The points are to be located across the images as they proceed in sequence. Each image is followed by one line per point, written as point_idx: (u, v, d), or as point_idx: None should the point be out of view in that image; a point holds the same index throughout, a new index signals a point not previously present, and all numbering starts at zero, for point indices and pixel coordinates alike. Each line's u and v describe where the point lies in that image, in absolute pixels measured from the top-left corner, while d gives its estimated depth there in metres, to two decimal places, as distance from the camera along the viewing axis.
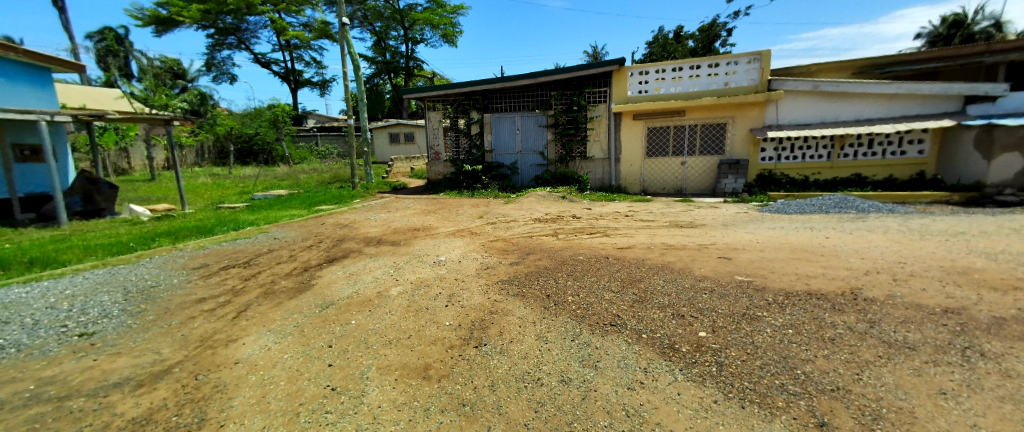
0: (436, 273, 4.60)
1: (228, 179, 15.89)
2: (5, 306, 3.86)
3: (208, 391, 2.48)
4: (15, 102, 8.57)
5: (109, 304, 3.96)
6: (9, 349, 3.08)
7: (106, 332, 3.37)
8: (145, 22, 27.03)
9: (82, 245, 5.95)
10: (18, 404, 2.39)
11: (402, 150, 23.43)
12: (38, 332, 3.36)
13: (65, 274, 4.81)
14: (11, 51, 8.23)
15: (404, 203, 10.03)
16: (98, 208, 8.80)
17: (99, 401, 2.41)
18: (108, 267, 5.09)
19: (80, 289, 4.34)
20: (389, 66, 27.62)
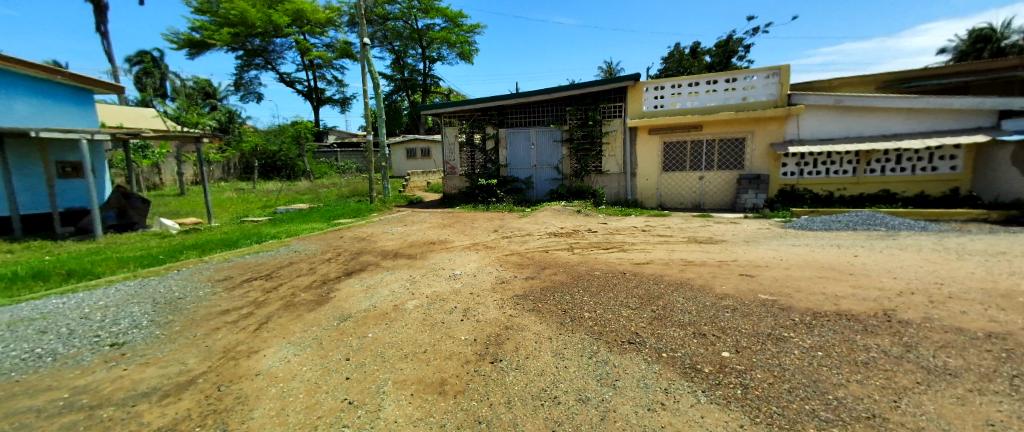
0: (451, 287, 4.62)
1: (252, 193, 16.35)
2: (42, 316, 4.03)
3: (230, 403, 2.53)
4: (59, 123, 9.11)
5: (139, 315, 4.10)
6: (46, 358, 3.21)
7: (135, 343, 3.48)
8: (179, 45, 28.47)
9: (115, 257, 6.18)
10: (53, 411, 2.48)
11: (418, 166, 23.84)
12: (73, 341, 3.50)
13: (99, 285, 5.02)
14: (56, 74, 8.81)
15: (420, 217, 10.16)
16: (130, 222, 9.16)
17: (127, 410, 2.48)
18: (139, 279, 5.29)
19: (112, 299, 4.51)
20: (407, 84, 28.39)
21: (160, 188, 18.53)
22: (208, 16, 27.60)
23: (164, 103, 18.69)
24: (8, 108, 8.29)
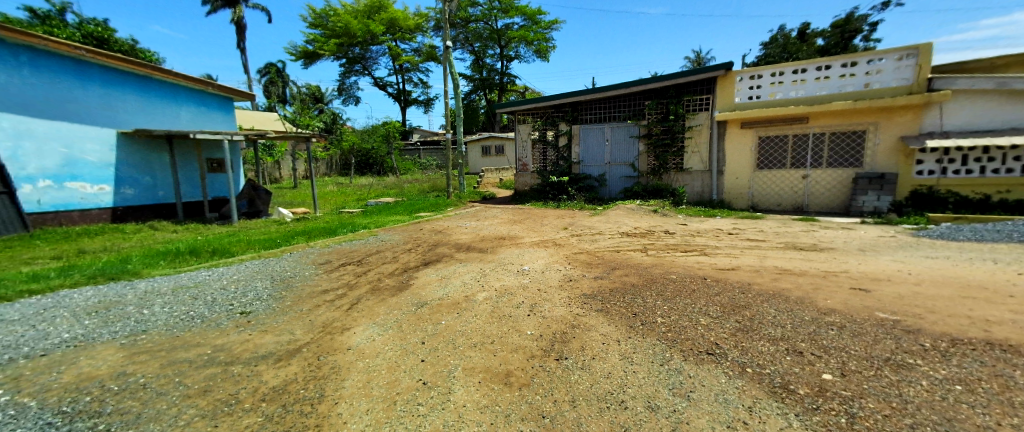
0: (519, 281, 4.71)
1: (349, 187, 18.19)
2: (195, 284, 4.96)
3: (327, 371, 2.89)
4: (208, 126, 11.03)
5: (261, 289, 4.83)
6: (197, 319, 3.94)
7: (258, 312, 4.12)
8: (296, 57, 32.63)
9: (246, 240, 7.34)
10: (201, 363, 3.05)
11: (493, 162, 24.49)
12: (215, 307, 4.25)
13: (234, 263, 6.01)
14: (207, 85, 10.64)
15: (493, 213, 10.43)
16: (257, 210, 10.77)
17: (251, 368, 2.96)
18: (262, 259, 6.23)
19: (242, 275, 5.38)
20: (485, 83, 29.30)
21: (278, 181, 21.52)
22: (319, 30, 31.12)
23: (283, 108, 21.56)
24: (174, 114, 10.26)
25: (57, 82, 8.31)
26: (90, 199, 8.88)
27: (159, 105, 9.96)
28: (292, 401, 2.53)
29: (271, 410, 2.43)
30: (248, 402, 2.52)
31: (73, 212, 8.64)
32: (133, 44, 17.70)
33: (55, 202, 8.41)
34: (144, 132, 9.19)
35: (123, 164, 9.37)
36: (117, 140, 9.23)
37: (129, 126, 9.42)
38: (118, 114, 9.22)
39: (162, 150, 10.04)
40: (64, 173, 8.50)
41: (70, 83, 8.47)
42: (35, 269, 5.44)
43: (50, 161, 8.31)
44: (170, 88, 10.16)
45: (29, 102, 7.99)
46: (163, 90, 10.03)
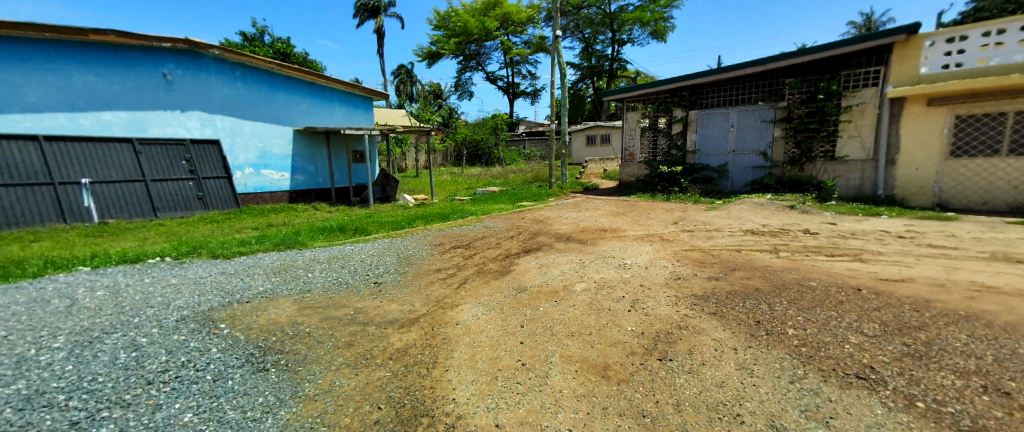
0: (621, 275, 4.55)
1: (460, 177, 19.44)
2: (340, 255, 5.84)
3: (439, 341, 3.18)
4: (352, 123, 12.79)
5: (388, 264, 5.49)
6: (344, 284, 4.65)
7: (388, 283, 4.69)
8: (422, 57, 35.94)
9: (377, 221, 8.39)
10: (347, 320, 3.60)
11: (597, 152, 23.88)
12: (355, 276, 4.96)
13: (369, 240, 6.92)
14: (354, 88, 12.39)
15: (595, 204, 10.21)
16: (387, 197, 12.15)
17: (382, 331, 3.39)
18: (390, 238, 7.07)
19: (376, 250, 6.18)
20: (593, 71, 28.61)
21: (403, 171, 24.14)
22: (441, 31, 33.57)
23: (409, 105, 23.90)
24: (330, 113, 12.09)
25: (257, 91, 10.30)
26: (276, 183, 10.83)
27: (321, 106, 11.80)
28: (410, 364, 2.85)
29: (395, 369, 2.79)
30: (380, 359, 2.93)
31: (265, 194, 10.60)
32: (305, 55, 21.21)
33: (256, 185, 10.40)
34: (311, 129, 11.00)
35: (298, 156, 11.27)
36: (294, 136, 11.14)
37: (302, 125, 11.30)
38: (295, 115, 11.12)
39: (323, 144, 11.87)
40: (260, 162, 10.47)
41: (265, 91, 10.44)
42: (242, 236, 6.94)
43: (252, 154, 10.33)
44: (329, 91, 11.98)
45: (241, 107, 10.04)
46: (324, 93, 11.86)
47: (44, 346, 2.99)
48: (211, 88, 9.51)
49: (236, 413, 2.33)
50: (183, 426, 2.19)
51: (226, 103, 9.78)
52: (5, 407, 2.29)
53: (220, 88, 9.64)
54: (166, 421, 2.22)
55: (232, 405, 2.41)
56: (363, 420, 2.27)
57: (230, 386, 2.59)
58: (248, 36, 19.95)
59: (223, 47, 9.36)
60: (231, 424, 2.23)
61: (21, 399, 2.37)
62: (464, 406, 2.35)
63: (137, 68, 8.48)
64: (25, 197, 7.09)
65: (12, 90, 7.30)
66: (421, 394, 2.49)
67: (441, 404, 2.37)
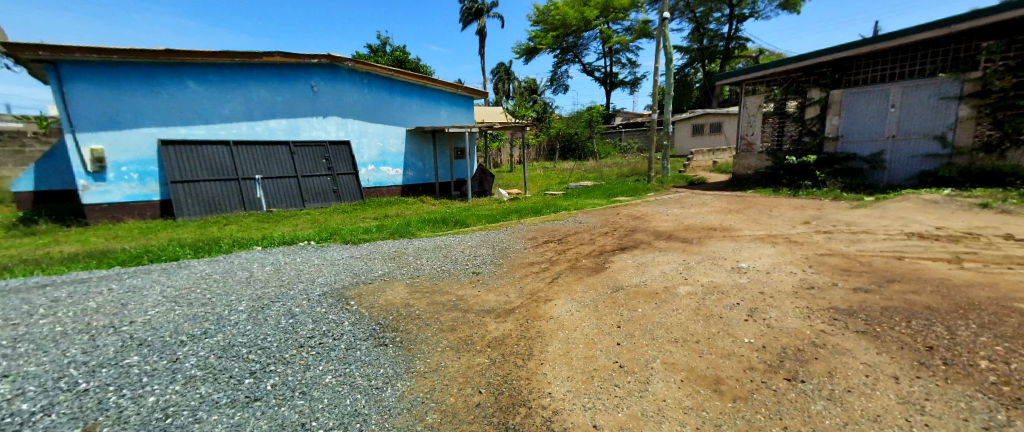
0: (735, 280, 4.07)
1: (553, 171, 19.39)
2: (441, 245, 6.19)
3: (534, 334, 3.16)
4: (454, 121, 13.57)
5: (484, 255, 5.66)
6: (446, 272, 4.91)
7: (485, 274, 4.83)
8: (520, 54, 36.66)
9: (474, 215, 8.72)
10: (450, 306, 3.77)
11: (706, 142, 21.94)
12: (455, 265, 5.19)
13: (466, 232, 7.24)
14: (458, 87, 13.12)
15: (702, 200, 9.38)
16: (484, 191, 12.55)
17: (482, 319, 3.49)
18: (485, 231, 7.31)
19: (474, 242, 6.44)
20: (705, 53, 26.46)
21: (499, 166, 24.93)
22: (540, 25, 33.65)
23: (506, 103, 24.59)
24: (437, 113, 12.93)
25: (380, 96, 11.37)
26: (391, 179, 11.86)
27: (430, 107, 12.68)
28: (506, 353, 2.88)
29: (493, 357, 2.84)
30: (479, 345, 3.01)
31: (383, 188, 11.68)
32: (417, 61, 23.03)
33: (376, 180, 11.50)
34: (421, 129, 11.87)
35: (409, 154, 12.23)
36: (408, 136, 12.11)
37: (415, 125, 12.25)
38: (408, 115, 12.08)
39: (430, 142, 12.71)
40: (380, 160, 11.54)
41: (385, 95, 11.47)
42: (365, 225, 7.80)
43: (374, 152, 11.41)
44: (437, 92, 12.80)
45: (368, 111, 11.16)
46: (432, 94, 12.71)
47: (231, 308, 3.64)
48: (346, 95, 10.72)
49: (362, 381, 2.59)
50: (324, 386, 2.51)
51: (357, 108, 10.95)
52: (207, 354, 2.85)
53: (352, 95, 10.82)
54: (311, 381, 2.56)
55: (359, 372, 2.69)
56: (466, 402, 2.34)
57: (359, 355, 2.89)
58: (371, 47, 22.42)
59: (356, 59, 10.50)
60: (361, 390, 2.49)
61: (219, 349, 2.92)
62: (560, 402, 2.30)
63: (293, 82, 9.94)
64: (224, 193, 9.01)
65: (212, 105, 9.08)
66: (517, 384, 2.50)
67: (537, 397, 2.35)
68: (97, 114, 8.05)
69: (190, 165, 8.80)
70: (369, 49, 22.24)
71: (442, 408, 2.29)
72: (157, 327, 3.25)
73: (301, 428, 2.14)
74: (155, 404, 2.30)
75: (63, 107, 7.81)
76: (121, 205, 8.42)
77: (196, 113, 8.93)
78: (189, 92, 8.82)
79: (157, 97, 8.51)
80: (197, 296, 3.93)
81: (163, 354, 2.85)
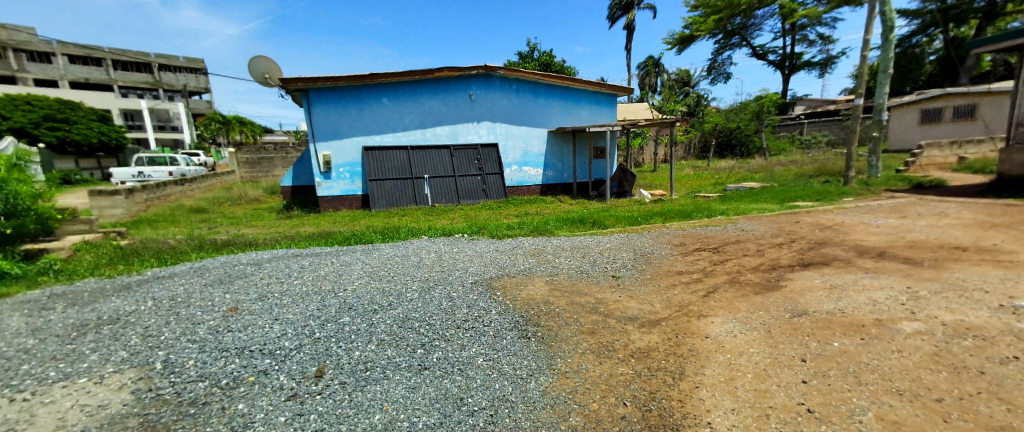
0: (1004, 324, 2.90)
1: (707, 171, 17.47)
2: (580, 246, 6.04)
3: (687, 352, 2.75)
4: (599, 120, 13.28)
5: (625, 259, 5.30)
6: (585, 272, 4.71)
7: (626, 279, 4.49)
8: (673, 44, 33.86)
9: (615, 216, 8.32)
10: (590, 308, 3.57)
11: (950, 132, 15.66)
12: (593, 266, 4.96)
13: (605, 233, 6.94)
14: (604, 86, 12.76)
15: (936, 209, 7.17)
16: (623, 191, 11.93)
17: (624, 326, 3.19)
18: (626, 233, 6.90)
19: (615, 244, 6.10)
20: (949, 15, 19.73)
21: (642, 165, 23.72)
22: (698, 11, 30.60)
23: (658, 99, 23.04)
24: (581, 113, 12.87)
25: (528, 100, 11.82)
26: (532, 179, 12.28)
27: (573, 107, 12.67)
28: (655, 368, 2.56)
29: (638, 369, 2.55)
30: (622, 353, 2.75)
31: (523, 187, 12.19)
32: (563, 63, 23.39)
33: (517, 180, 12.05)
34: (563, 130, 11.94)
35: (549, 153, 12.46)
36: (550, 137, 12.35)
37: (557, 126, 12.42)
38: (552, 117, 12.29)
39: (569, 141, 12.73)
40: (522, 160, 12.06)
41: (532, 99, 11.87)
42: (509, 221, 8.16)
43: (517, 153, 11.96)
44: (581, 92, 12.72)
45: (516, 115, 11.73)
46: (576, 94, 12.68)
47: (407, 286, 4.13)
48: (498, 102, 11.44)
49: (510, 369, 2.59)
50: (476, 368, 2.59)
51: (507, 113, 11.60)
52: (391, 323, 3.26)
53: (503, 100, 11.49)
54: (466, 361, 2.68)
55: (507, 360, 2.70)
56: (610, 411, 2.14)
57: (505, 344, 2.92)
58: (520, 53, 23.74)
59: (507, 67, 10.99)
60: (508, 378, 2.49)
61: (400, 320, 3.32)
62: None
63: (455, 93, 11.07)
64: (404, 190, 10.50)
65: (395, 116, 10.69)
66: (668, 404, 2.18)
67: (696, 425, 2.01)
68: (327, 127, 10.22)
69: (380, 167, 10.48)
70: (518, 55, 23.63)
71: (585, 411, 2.15)
72: (361, 295, 3.87)
73: (459, 403, 2.23)
74: (355, 359, 2.70)
75: (310, 124, 10.09)
76: (338, 198, 10.49)
77: (385, 124, 10.63)
78: (381, 107, 10.52)
79: (360, 112, 10.38)
80: (385, 273, 4.59)
81: (364, 318, 3.36)
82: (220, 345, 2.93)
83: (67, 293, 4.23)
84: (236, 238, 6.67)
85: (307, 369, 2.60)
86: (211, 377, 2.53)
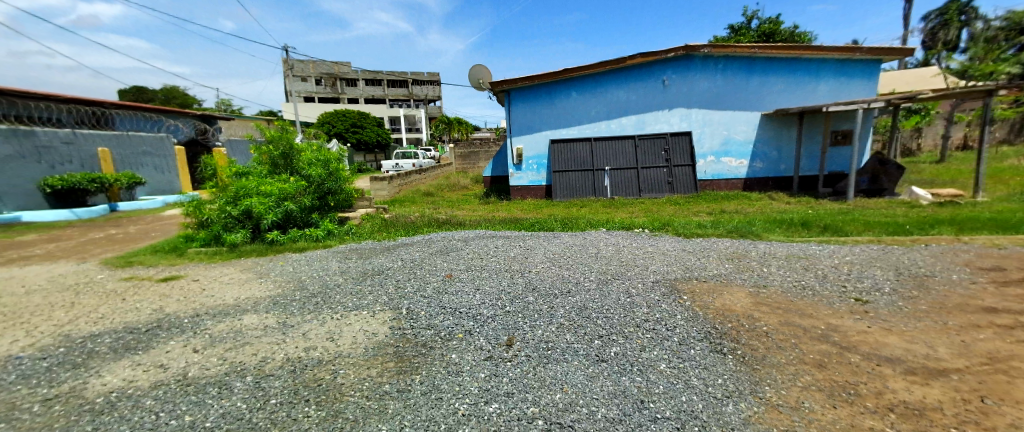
0: None
1: None
2: (806, 255, 4.76)
3: (1004, 427, 1.75)
4: (846, 96, 10.25)
5: (882, 279, 3.88)
6: (808, 289, 3.65)
7: (880, 306, 3.26)
8: None
9: (862, 219, 6.29)
10: (816, 335, 2.70)
11: None
12: (825, 283, 3.80)
13: (847, 242, 5.32)
14: (855, 50, 9.78)
15: None
16: (880, 188, 9.06)
17: (875, 366, 2.27)
18: (883, 245, 5.12)
19: (857, 258, 4.59)
20: None
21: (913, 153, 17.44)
22: None
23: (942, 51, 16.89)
24: (814, 88, 10.23)
25: (736, 79, 10.21)
26: (733, 171, 10.62)
27: (802, 82, 10.22)
28: None
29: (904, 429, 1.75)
30: (872, 403, 1.94)
31: (721, 181, 10.67)
32: (794, 30, 19.06)
33: (713, 172, 10.65)
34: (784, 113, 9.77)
35: (760, 141, 10.50)
36: (761, 121, 10.38)
37: (774, 107, 10.31)
38: (767, 97, 10.28)
39: (792, 126, 10.37)
40: (722, 150, 10.57)
41: (741, 78, 10.20)
42: (698, 219, 7.18)
43: (716, 142, 10.55)
44: (816, 62, 10.09)
45: (718, 98, 10.33)
46: (808, 65, 10.13)
47: (585, 276, 4.04)
48: (697, 85, 10.29)
49: (701, 383, 2.17)
50: (659, 373, 2.28)
51: (706, 96, 10.33)
52: (570, 309, 3.22)
53: (704, 82, 10.27)
54: (648, 363, 2.39)
55: (697, 373, 2.27)
56: None
57: (692, 354, 2.48)
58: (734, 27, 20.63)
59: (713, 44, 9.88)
60: (701, 393, 2.08)
61: (579, 308, 3.24)
62: None
63: (648, 79, 10.39)
64: (586, 182, 10.50)
65: (584, 108, 10.75)
66: None
67: None
68: (523, 124, 11.05)
69: (565, 159, 10.73)
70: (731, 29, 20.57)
71: None
72: (545, 279, 3.97)
73: (641, 406, 1.98)
74: (538, 337, 2.75)
75: (508, 122, 11.10)
76: (526, 188, 11.25)
77: (574, 117, 10.83)
78: (570, 101, 10.75)
79: (551, 107, 10.84)
80: (567, 261, 4.61)
81: (547, 300, 3.42)
82: (436, 303, 3.45)
83: (354, 249, 5.75)
84: (443, 218, 7.92)
85: (501, 337, 2.78)
86: (436, 328, 2.96)
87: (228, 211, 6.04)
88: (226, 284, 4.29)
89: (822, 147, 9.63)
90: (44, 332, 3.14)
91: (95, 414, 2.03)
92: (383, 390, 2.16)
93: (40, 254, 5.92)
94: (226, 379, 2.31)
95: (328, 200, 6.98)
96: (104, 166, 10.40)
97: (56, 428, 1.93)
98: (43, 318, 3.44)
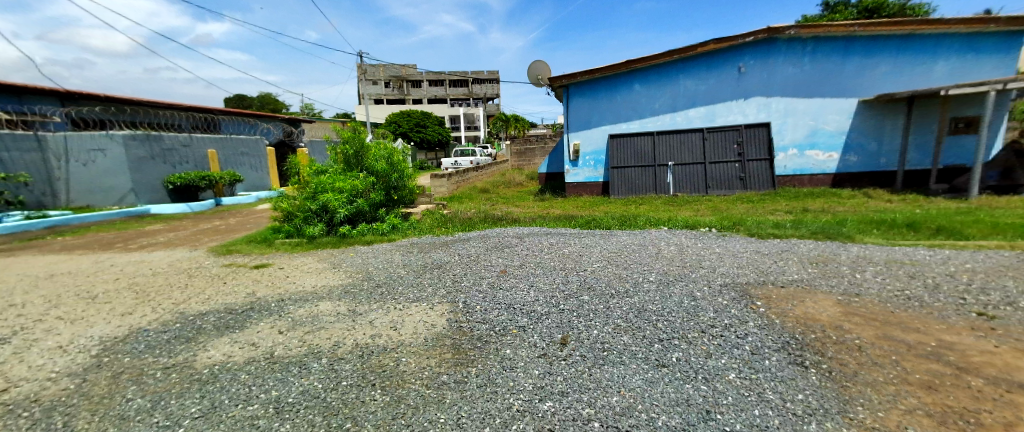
0: None
1: None
2: (912, 261, 4.12)
3: None
4: (972, 77, 8.74)
5: (1016, 292, 3.24)
6: (913, 300, 3.17)
7: (1012, 323, 2.72)
8: None
9: (990, 221, 5.30)
10: (922, 353, 2.32)
11: None
12: (938, 295, 3.25)
13: (967, 247, 4.54)
14: (987, 23, 8.32)
15: None
16: (1015, 184, 7.61)
17: (1005, 394, 1.90)
18: (1020, 251, 4.29)
19: (981, 266, 3.89)
20: None
21: None
22: None
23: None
24: (927, 70, 8.87)
25: (826, 63, 9.18)
26: (820, 166, 9.57)
27: (910, 63, 8.91)
28: None
29: None
30: None
31: (805, 176, 9.67)
32: (904, 3, 16.71)
33: (796, 167, 9.69)
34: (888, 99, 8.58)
35: (856, 131, 9.31)
36: (856, 109, 9.22)
37: (873, 93, 9.12)
38: (866, 81, 9.10)
39: (898, 113, 9.05)
40: (807, 142, 9.56)
41: (833, 61, 9.14)
42: (776, 218, 6.55)
43: (800, 133, 9.56)
44: (930, 39, 8.73)
45: (804, 85, 9.35)
46: (920, 43, 8.80)
47: (644, 277, 3.86)
48: (779, 71, 9.40)
49: (777, 397, 1.97)
50: (727, 382, 2.11)
51: (789, 84, 9.40)
52: (627, 311, 3.09)
53: (787, 68, 9.36)
54: (715, 372, 2.21)
55: (772, 387, 2.06)
56: None
57: (767, 365, 2.26)
58: (828, 4, 18.50)
59: (801, 24, 8.97)
60: (777, 408, 1.88)
61: (636, 310, 3.11)
62: None
63: (722, 67, 9.67)
64: (647, 178, 10.02)
65: (648, 101, 10.27)
66: None
67: None
68: (581, 119, 10.84)
69: (625, 154, 10.32)
70: (824, 7, 18.49)
71: None
72: (599, 278, 3.86)
73: (706, 416, 1.84)
74: (593, 338, 2.67)
75: (566, 117, 10.94)
76: (582, 185, 11.01)
77: (637, 110, 10.40)
78: (633, 94, 10.34)
79: (613, 100, 10.50)
80: (623, 260, 4.44)
81: (602, 300, 3.32)
82: (488, 298, 3.49)
83: (415, 243, 6.01)
84: (499, 215, 8.02)
85: (555, 335, 2.75)
86: (490, 322, 2.99)
87: (309, 206, 6.63)
88: (306, 273, 4.70)
89: (937, 137, 8.30)
90: (165, 309, 3.66)
91: (202, 383, 2.32)
92: (441, 380, 2.23)
93: (163, 241, 6.92)
94: (306, 360, 2.53)
95: (393, 196, 7.36)
96: (212, 165, 11.86)
97: (174, 392, 2.24)
98: (164, 297, 4.02)
